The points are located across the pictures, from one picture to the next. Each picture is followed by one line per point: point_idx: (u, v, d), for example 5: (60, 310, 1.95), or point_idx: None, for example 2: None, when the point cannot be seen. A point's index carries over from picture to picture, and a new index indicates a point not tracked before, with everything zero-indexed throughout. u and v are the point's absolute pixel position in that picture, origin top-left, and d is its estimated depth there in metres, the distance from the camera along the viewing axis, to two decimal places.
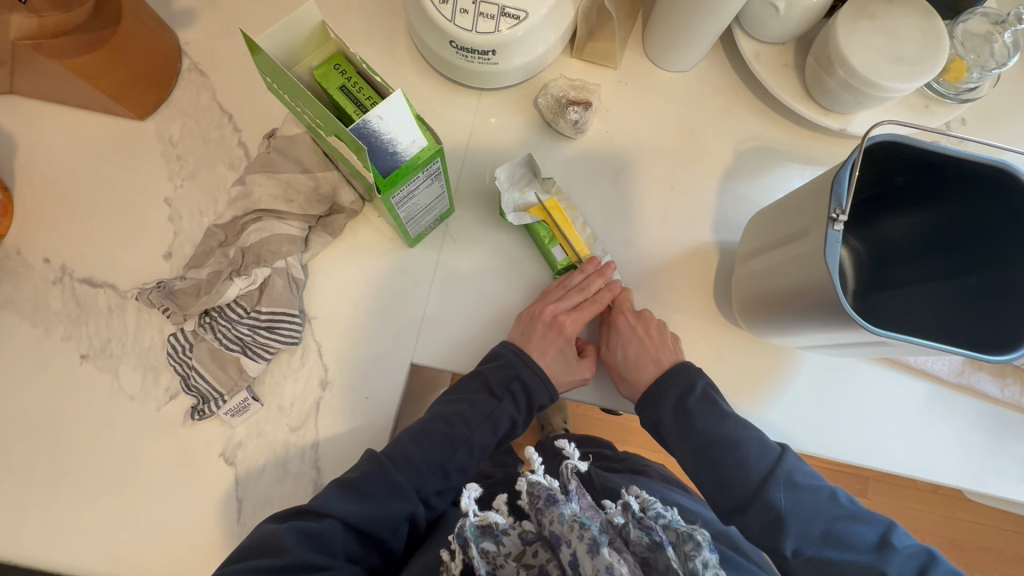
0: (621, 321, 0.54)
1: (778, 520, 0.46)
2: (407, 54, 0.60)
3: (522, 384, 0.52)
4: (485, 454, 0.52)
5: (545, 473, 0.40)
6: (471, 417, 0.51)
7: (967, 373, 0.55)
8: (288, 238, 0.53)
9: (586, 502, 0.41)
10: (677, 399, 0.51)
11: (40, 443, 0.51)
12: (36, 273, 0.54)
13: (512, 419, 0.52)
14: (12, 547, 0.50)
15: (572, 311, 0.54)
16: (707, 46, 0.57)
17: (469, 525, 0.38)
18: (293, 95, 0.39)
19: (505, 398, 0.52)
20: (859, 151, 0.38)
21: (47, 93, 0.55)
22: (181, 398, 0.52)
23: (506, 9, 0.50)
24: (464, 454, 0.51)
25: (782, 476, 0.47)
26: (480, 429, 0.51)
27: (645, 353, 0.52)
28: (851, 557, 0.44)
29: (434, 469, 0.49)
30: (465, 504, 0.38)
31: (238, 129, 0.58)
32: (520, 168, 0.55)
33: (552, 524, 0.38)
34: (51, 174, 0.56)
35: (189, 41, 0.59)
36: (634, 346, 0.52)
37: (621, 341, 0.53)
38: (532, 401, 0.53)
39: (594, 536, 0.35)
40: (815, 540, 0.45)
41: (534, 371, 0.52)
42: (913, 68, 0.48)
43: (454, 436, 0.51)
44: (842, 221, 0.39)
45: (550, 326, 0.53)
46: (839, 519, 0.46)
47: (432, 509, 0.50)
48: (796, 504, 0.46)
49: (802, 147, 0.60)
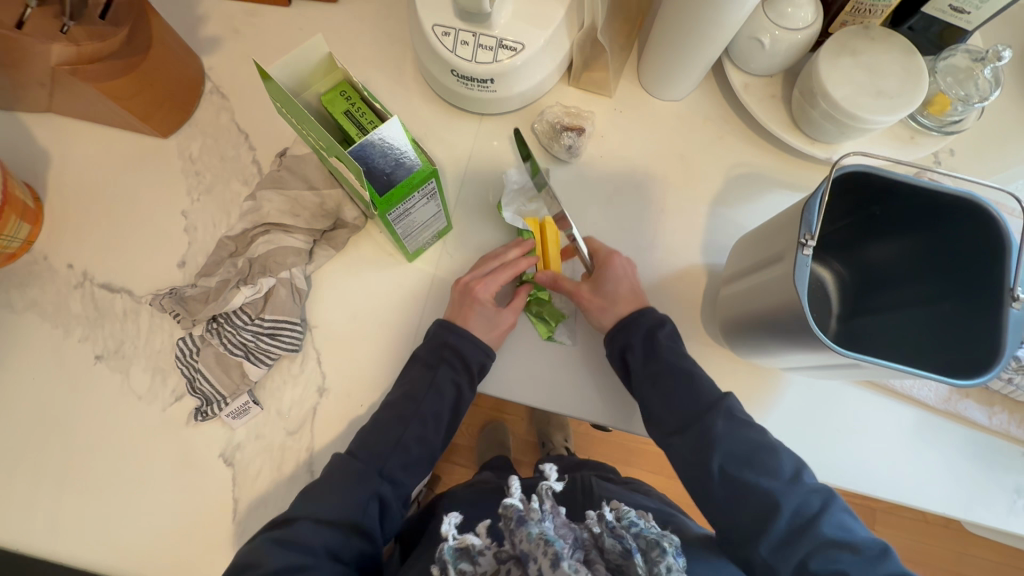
0: (614, 261, 0.55)
1: (711, 439, 0.47)
2: (414, 81, 0.64)
3: (454, 349, 0.53)
4: (442, 422, 0.53)
5: (518, 495, 0.40)
6: (413, 391, 0.52)
7: (954, 400, 0.55)
8: (293, 250, 0.56)
9: (562, 521, 0.41)
10: (647, 347, 0.52)
11: (53, 439, 0.54)
12: (59, 278, 0.58)
13: (455, 383, 0.53)
14: (22, 537, 0.52)
15: (485, 276, 0.55)
16: (697, 78, 0.60)
17: (447, 548, 0.39)
18: (298, 119, 0.42)
19: (441, 364, 0.53)
20: (827, 182, 0.40)
21: (80, 112, 0.60)
22: (186, 399, 0.55)
23: (504, 41, 0.54)
24: (419, 426, 0.52)
25: (726, 407, 0.49)
26: (428, 399, 0.52)
27: (630, 292, 0.55)
28: (765, 482, 0.45)
29: (392, 446, 0.51)
30: (444, 530, 0.39)
31: (253, 148, 0.62)
32: (538, 177, 0.59)
33: (521, 544, 0.38)
34: (79, 185, 0.61)
35: (213, 66, 0.64)
36: (625, 284, 0.55)
37: (611, 276, 0.55)
38: (468, 361, 0.53)
39: (557, 551, 0.36)
40: (741, 460, 0.46)
41: (461, 333, 0.53)
42: (893, 102, 0.50)
43: (402, 411, 0.52)
44: (810, 246, 0.40)
45: (466, 293, 0.55)
46: (774, 449, 0.46)
47: (400, 485, 0.51)
48: (733, 438, 0.47)
49: (791, 175, 0.62)
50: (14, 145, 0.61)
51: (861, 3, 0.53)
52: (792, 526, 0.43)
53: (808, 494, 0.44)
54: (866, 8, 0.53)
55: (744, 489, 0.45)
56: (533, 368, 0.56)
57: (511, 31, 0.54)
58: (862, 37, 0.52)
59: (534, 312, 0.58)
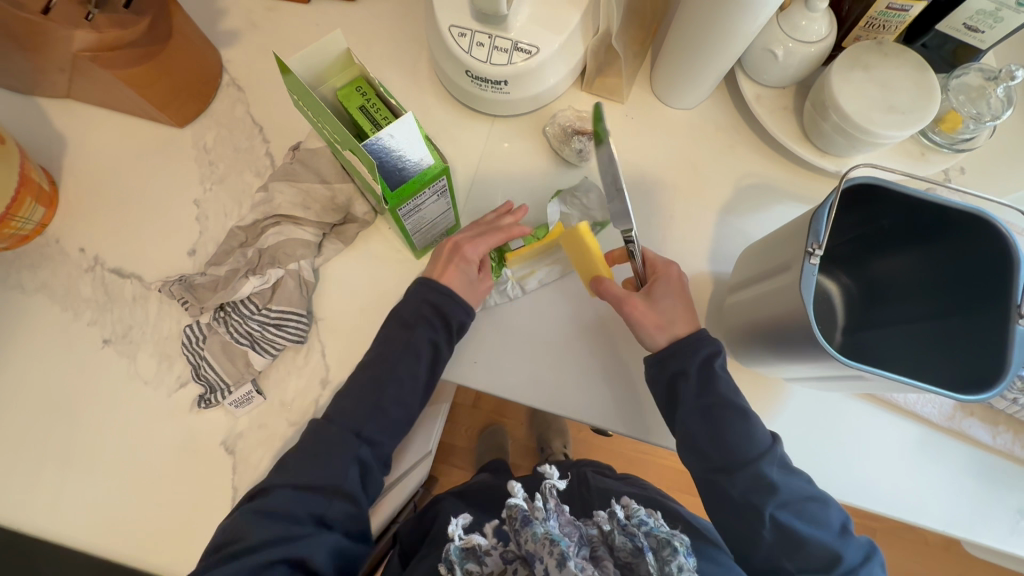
0: (661, 271, 0.54)
1: (769, 487, 0.46)
2: (428, 80, 0.65)
3: (434, 306, 0.53)
4: (419, 382, 0.53)
5: (522, 494, 0.40)
6: (388, 352, 0.53)
7: (958, 418, 0.55)
8: (302, 242, 0.56)
9: (567, 519, 0.42)
10: (704, 387, 0.49)
11: (57, 420, 0.55)
12: (71, 261, 0.59)
13: (432, 342, 0.53)
14: (23, 516, 0.53)
15: (474, 237, 0.55)
16: (709, 87, 0.61)
17: (454, 549, 0.39)
18: (314, 111, 0.43)
19: (420, 324, 0.53)
20: (836, 193, 0.40)
21: (98, 99, 0.61)
22: (191, 386, 0.55)
23: (519, 44, 0.54)
24: (395, 388, 0.52)
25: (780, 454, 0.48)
26: (404, 360, 0.52)
27: (683, 304, 0.52)
28: (817, 534, 0.46)
29: (369, 408, 0.51)
30: (450, 533, 0.39)
31: (267, 140, 0.62)
32: (600, 213, 0.59)
33: (527, 544, 0.38)
34: (93, 171, 0.61)
35: (230, 59, 0.65)
36: (672, 294, 0.52)
37: (666, 288, 0.52)
38: (448, 319, 0.53)
39: (563, 551, 0.36)
40: (794, 510, 0.46)
41: (441, 289, 0.53)
42: (904, 116, 0.51)
43: (378, 373, 0.52)
44: (817, 255, 0.40)
45: (453, 254, 0.55)
46: (822, 501, 0.47)
47: (378, 446, 0.51)
48: (787, 487, 0.47)
49: (799, 187, 0.62)
50: (31, 129, 0.61)
51: (875, 18, 0.53)
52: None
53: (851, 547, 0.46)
54: (880, 23, 0.53)
55: (795, 539, 0.46)
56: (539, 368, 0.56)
57: (527, 34, 0.54)
58: (875, 52, 0.53)
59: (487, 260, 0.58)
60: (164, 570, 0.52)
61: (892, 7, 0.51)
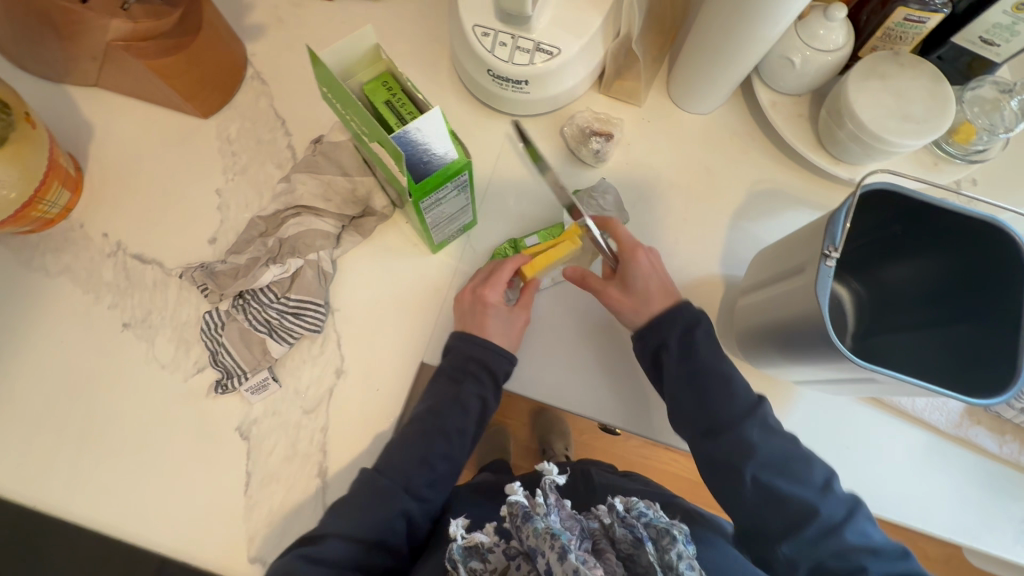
0: (640, 256, 0.54)
1: (748, 448, 0.47)
2: (449, 79, 0.66)
3: (479, 362, 0.53)
4: (467, 437, 0.54)
5: (522, 492, 0.40)
6: (437, 406, 0.53)
7: (965, 426, 0.55)
8: (322, 233, 0.57)
9: (568, 513, 0.41)
10: (681, 345, 0.51)
11: (76, 401, 0.56)
12: (94, 246, 0.60)
13: (479, 397, 0.54)
14: (39, 494, 0.53)
15: (489, 280, 0.55)
16: (725, 93, 0.61)
17: (457, 548, 0.39)
18: (343, 103, 0.44)
19: (466, 378, 0.54)
20: (852, 197, 0.41)
21: (126, 88, 0.62)
22: (208, 371, 0.56)
23: (541, 45, 0.55)
24: (442, 443, 0.52)
25: (762, 415, 0.49)
26: (452, 414, 0.53)
27: (658, 283, 0.53)
28: (798, 493, 0.46)
29: (417, 464, 0.51)
30: (452, 532, 0.39)
31: (289, 133, 0.63)
32: (616, 213, 0.61)
33: (529, 539, 0.38)
34: (118, 158, 0.62)
35: (255, 52, 0.66)
36: (648, 276, 0.53)
37: (637, 272, 0.53)
38: (494, 373, 0.53)
39: (564, 544, 0.36)
40: (774, 470, 0.47)
41: (482, 344, 0.53)
42: (919, 126, 0.51)
43: (426, 428, 0.52)
44: (833, 258, 0.41)
45: (476, 301, 0.55)
46: (805, 459, 0.47)
47: (426, 501, 0.51)
48: (767, 446, 0.47)
49: (812, 193, 0.63)
50: (59, 115, 0.63)
51: (893, 30, 0.54)
52: (820, 531, 0.45)
53: (833, 503, 0.46)
54: (897, 34, 0.54)
55: (775, 497, 0.46)
56: (584, 381, 0.57)
57: (549, 35, 0.55)
58: (892, 62, 0.53)
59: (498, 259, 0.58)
60: (175, 552, 0.52)
61: (909, 18, 0.52)
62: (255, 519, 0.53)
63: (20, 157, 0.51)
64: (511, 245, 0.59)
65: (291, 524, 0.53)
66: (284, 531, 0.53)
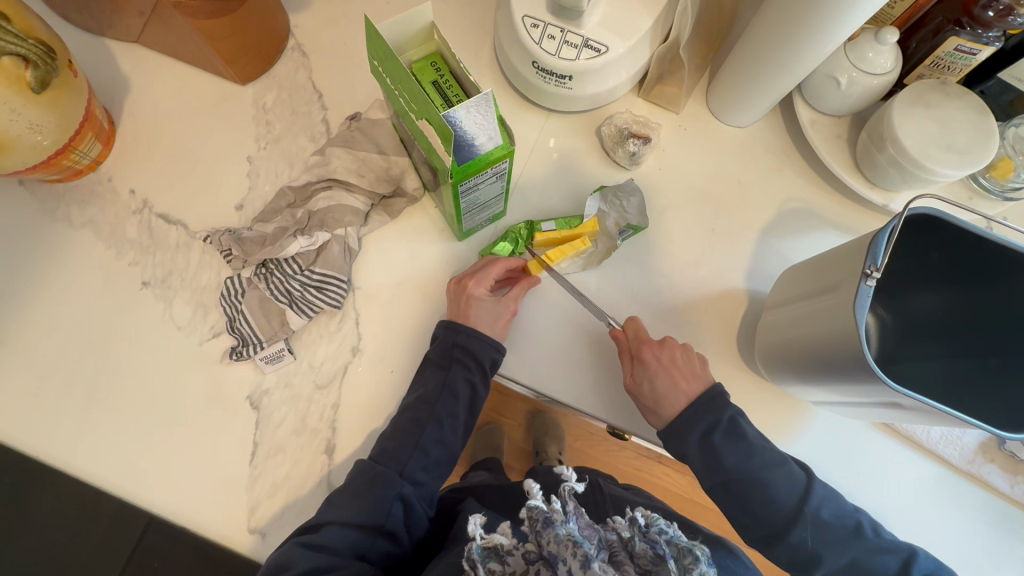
0: (646, 353, 0.53)
1: (713, 454, 0.50)
2: (489, 69, 0.66)
3: (464, 350, 0.53)
4: (458, 423, 0.53)
5: (543, 496, 0.40)
6: (426, 394, 0.52)
7: (978, 462, 0.55)
8: (351, 209, 0.57)
9: (586, 522, 0.41)
10: (704, 430, 0.50)
11: (87, 355, 0.55)
12: (120, 201, 0.59)
13: (468, 383, 0.53)
14: (42, 444, 0.53)
15: (477, 273, 0.55)
16: (764, 109, 0.61)
17: (476, 548, 0.40)
18: (394, 77, 0.43)
19: (452, 366, 0.53)
20: (900, 218, 0.40)
21: (167, 47, 0.62)
22: (224, 337, 0.56)
23: (589, 41, 0.55)
24: (434, 428, 0.52)
25: (727, 423, 0.50)
26: (441, 401, 0.52)
27: (675, 387, 0.51)
28: (763, 498, 0.49)
29: (410, 449, 0.51)
30: (471, 529, 0.40)
31: (325, 108, 0.63)
32: (638, 219, 0.59)
33: (548, 545, 0.38)
34: (152, 117, 0.62)
35: (299, 23, 0.65)
36: (663, 380, 0.52)
37: (647, 373, 0.52)
38: (479, 359, 0.53)
39: (586, 553, 0.36)
40: (747, 482, 0.49)
41: (468, 333, 0.53)
42: (962, 156, 0.51)
43: (418, 414, 0.52)
44: (874, 278, 0.40)
45: (459, 290, 0.55)
46: (786, 480, 0.49)
47: (422, 486, 0.51)
48: (735, 448, 0.49)
49: (842, 215, 0.63)
50: (98, 68, 0.62)
51: (942, 59, 0.54)
52: (814, 535, 0.48)
53: (816, 504, 0.48)
54: (945, 64, 0.54)
55: (745, 501, 0.50)
56: (578, 378, 0.57)
57: (598, 33, 0.55)
58: (939, 91, 0.53)
59: (509, 241, 0.58)
60: (176, 516, 0.52)
61: (960, 48, 0.52)
62: (258, 490, 0.52)
63: (58, 103, 0.50)
64: (527, 228, 0.58)
65: (294, 498, 0.52)
66: (286, 504, 0.52)
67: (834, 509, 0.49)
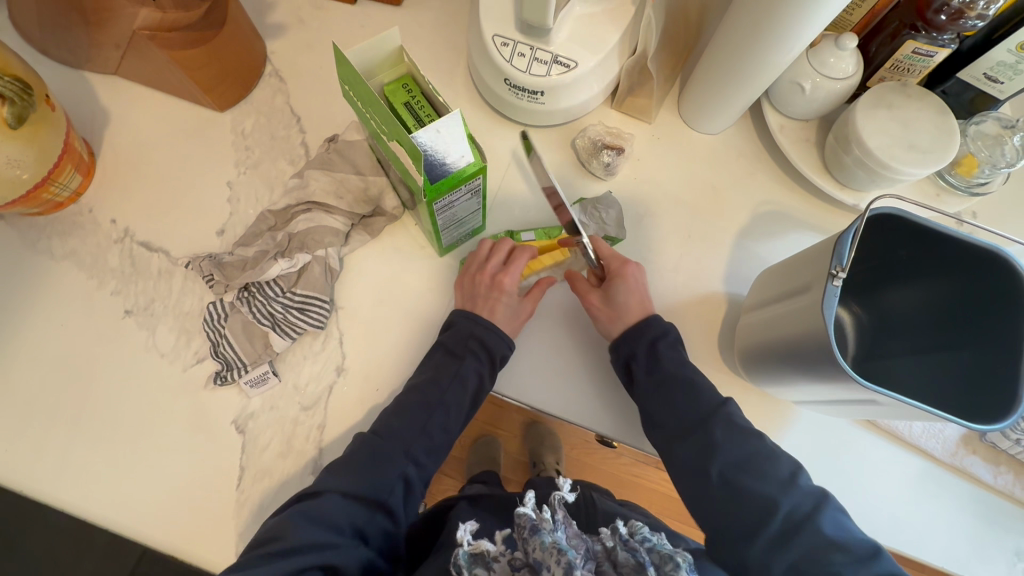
0: (625, 273, 0.56)
1: (710, 443, 0.48)
2: (464, 87, 0.67)
3: (480, 342, 0.53)
4: (462, 411, 0.53)
5: (534, 504, 0.40)
6: (438, 377, 0.53)
7: (961, 455, 0.55)
8: (332, 230, 0.58)
9: (574, 531, 0.41)
10: (700, 421, 0.50)
11: (70, 386, 0.55)
12: (101, 231, 0.60)
13: (478, 374, 0.53)
14: (25, 479, 0.52)
15: (507, 266, 0.55)
16: (733, 116, 0.63)
17: (462, 554, 0.39)
18: (364, 100, 0.44)
19: (466, 356, 0.53)
20: (861, 219, 0.41)
21: (145, 78, 0.62)
22: (208, 362, 0.56)
23: (558, 57, 0.56)
24: (441, 415, 0.52)
25: (721, 413, 0.50)
26: (451, 388, 0.52)
27: (642, 302, 0.55)
28: (755, 484, 0.46)
29: (416, 431, 0.51)
30: (460, 535, 0.38)
31: (303, 131, 0.64)
32: (615, 230, 0.61)
33: (534, 553, 0.38)
34: (132, 147, 0.63)
35: (275, 50, 0.66)
36: (635, 296, 0.55)
37: (622, 290, 0.55)
38: (493, 354, 0.54)
39: (570, 561, 0.37)
40: (737, 465, 0.47)
41: (489, 326, 0.53)
42: (924, 155, 0.53)
43: (428, 398, 0.52)
44: (840, 278, 0.42)
45: (492, 285, 0.55)
46: (771, 468, 0.47)
47: (423, 468, 0.52)
48: (727, 441, 0.48)
49: (816, 217, 0.64)
50: (77, 102, 0.63)
51: (901, 62, 0.56)
52: (800, 523, 0.44)
53: (799, 492, 0.45)
54: (905, 67, 0.56)
55: (736, 488, 0.47)
56: (569, 386, 0.57)
57: (566, 49, 0.56)
58: (899, 93, 0.55)
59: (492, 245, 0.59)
60: (163, 545, 0.52)
61: (918, 51, 0.54)
62: (246, 514, 0.52)
63: (37, 137, 0.51)
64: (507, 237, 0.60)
65: None
66: None
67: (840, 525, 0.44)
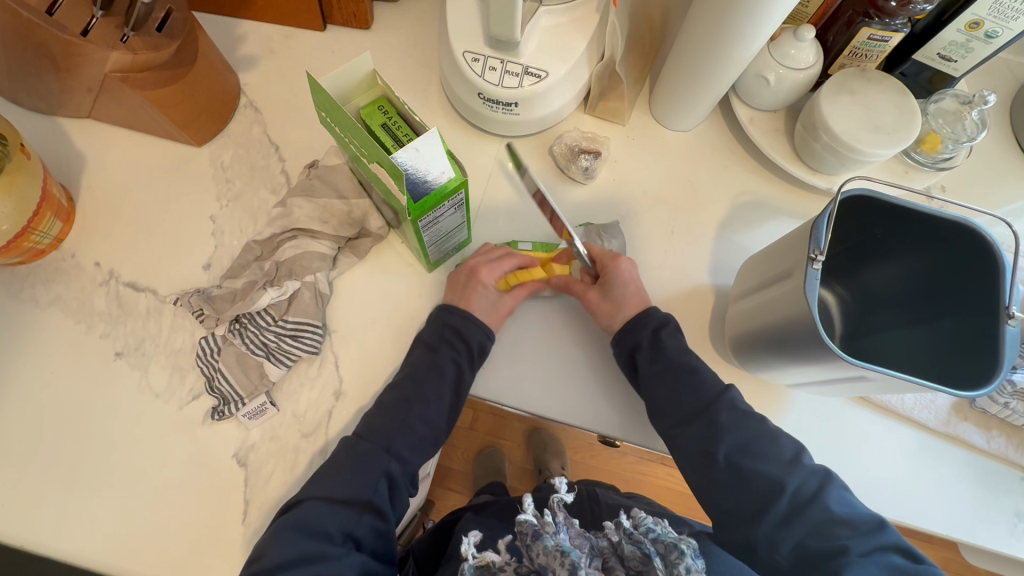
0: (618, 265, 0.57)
1: (716, 430, 0.49)
2: (438, 103, 0.68)
3: (454, 330, 0.55)
4: (443, 403, 0.54)
5: (532, 510, 0.40)
6: (415, 372, 0.54)
7: (953, 422, 0.57)
8: (319, 255, 0.58)
9: (577, 532, 0.42)
10: (708, 409, 0.50)
11: (65, 435, 0.54)
12: (86, 275, 0.59)
13: (455, 362, 0.54)
14: (25, 533, 0.51)
15: (491, 261, 0.57)
16: (703, 113, 0.65)
17: (468, 568, 0.39)
18: (342, 125, 0.45)
19: (442, 347, 0.55)
20: (833, 203, 0.43)
21: (119, 119, 0.62)
22: (204, 398, 0.56)
23: (529, 69, 0.58)
24: (421, 407, 0.53)
25: (727, 400, 0.51)
26: (429, 381, 0.53)
27: (637, 293, 0.56)
28: (764, 468, 0.47)
29: (397, 426, 0.52)
30: (462, 550, 0.38)
31: (283, 159, 0.64)
32: None
33: (539, 557, 0.39)
34: (111, 189, 0.62)
35: (248, 82, 0.67)
36: (630, 286, 0.56)
37: (617, 282, 0.56)
38: (469, 342, 0.54)
39: (575, 561, 0.37)
40: (746, 450, 0.48)
41: (462, 315, 0.55)
42: (888, 136, 0.54)
43: (407, 393, 0.53)
44: (819, 261, 0.43)
45: (470, 275, 0.57)
46: (780, 452, 0.48)
47: (407, 463, 0.52)
48: (733, 430, 0.49)
49: (794, 203, 0.66)
50: (52, 148, 0.63)
51: (858, 48, 0.58)
52: (811, 503, 0.45)
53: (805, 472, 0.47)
54: (863, 52, 0.58)
55: (745, 474, 0.47)
56: (559, 381, 0.57)
57: (537, 60, 0.58)
58: (860, 78, 0.57)
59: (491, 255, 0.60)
60: None
61: (874, 37, 0.55)
62: None
63: (15, 187, 0.51)
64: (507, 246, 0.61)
65: None
66: None
67: (845, 504, 0.45)
